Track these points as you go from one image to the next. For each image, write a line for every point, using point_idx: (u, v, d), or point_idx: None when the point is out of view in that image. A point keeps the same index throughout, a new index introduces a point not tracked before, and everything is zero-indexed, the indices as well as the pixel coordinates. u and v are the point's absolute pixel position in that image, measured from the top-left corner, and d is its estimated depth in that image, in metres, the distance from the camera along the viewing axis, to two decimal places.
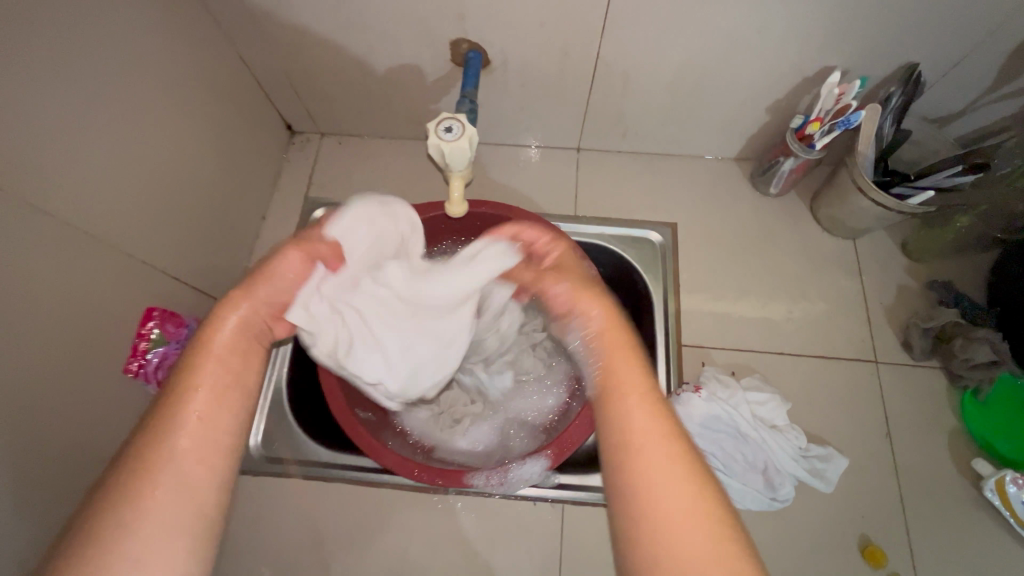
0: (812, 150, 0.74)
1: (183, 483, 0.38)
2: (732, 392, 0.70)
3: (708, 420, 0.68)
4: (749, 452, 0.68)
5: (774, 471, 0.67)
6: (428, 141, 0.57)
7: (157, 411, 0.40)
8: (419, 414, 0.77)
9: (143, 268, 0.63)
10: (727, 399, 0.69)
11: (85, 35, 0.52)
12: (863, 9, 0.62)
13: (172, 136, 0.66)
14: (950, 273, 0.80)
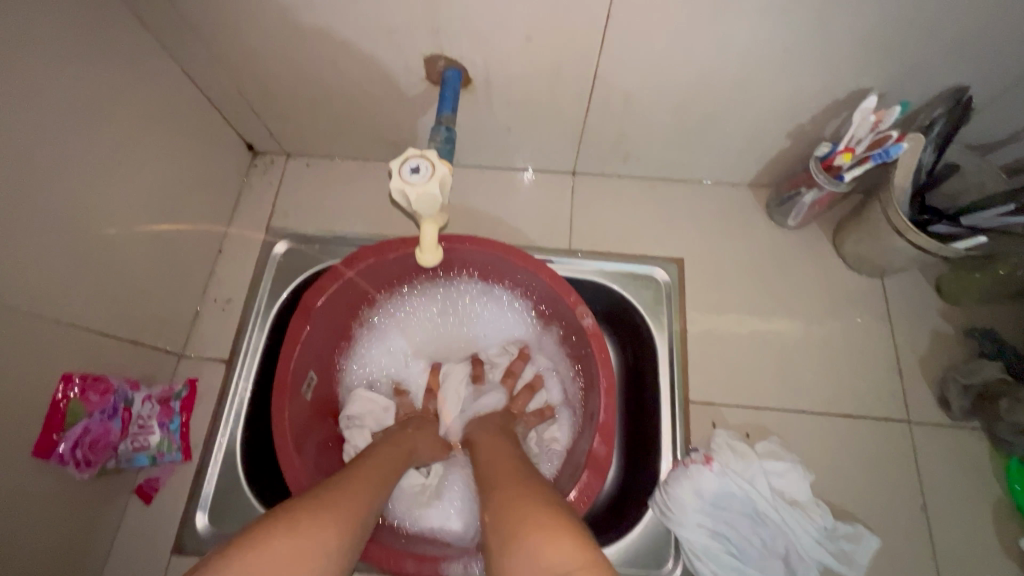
0: (840, 181, 0.64)
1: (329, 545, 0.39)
2: (747, 464, 0.61)
3: (719, 499, 0.60)
4: (768, 536, 0.59)
5: (796, 558, 0.59)
6: (390, 183, 0.47)
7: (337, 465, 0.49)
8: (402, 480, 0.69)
9: (61, 327, 0.53)
10: (742, 473, 0.61)
11: None
12: (913, 23, 0.52)
13: (100, 168, 0.56)
14: (990, 319, 0.71)
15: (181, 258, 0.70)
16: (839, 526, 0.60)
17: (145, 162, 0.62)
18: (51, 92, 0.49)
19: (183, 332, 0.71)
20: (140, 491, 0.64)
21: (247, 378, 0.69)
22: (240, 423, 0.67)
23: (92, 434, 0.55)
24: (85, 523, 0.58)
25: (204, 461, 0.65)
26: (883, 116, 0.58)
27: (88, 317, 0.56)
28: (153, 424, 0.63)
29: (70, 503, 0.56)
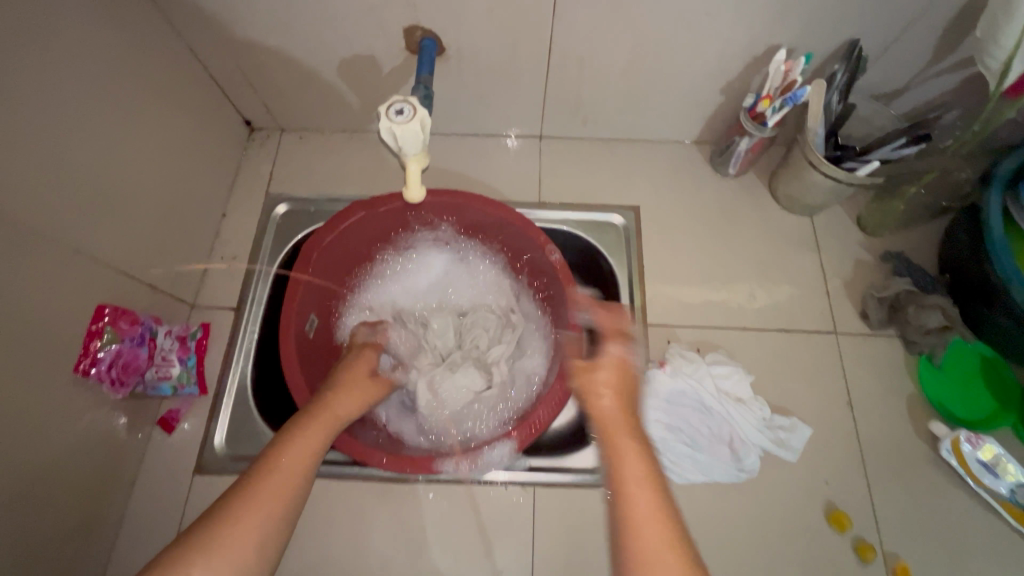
0: (765, 128, 0.75)
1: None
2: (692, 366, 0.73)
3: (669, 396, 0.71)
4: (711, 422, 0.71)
5: (739, 442, 0.70)
6: (379, 123, 0.57)
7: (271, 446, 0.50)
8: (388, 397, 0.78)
9: (94, 265, 0.61)
10: (693, 374, 0.72)
11: (23, 23, 0.51)
12: None
13: (122, 130, 0.64)
14: (903, 245, 0.83)
15: (189, 218, 0.78)
16: (776, 417, 0.72)
17: (156, 129, 0.70)
18: (78, 59, 0.57)
19: (194, 284, 0.79)
20: (162, 421, 0.72)
21: (255, 322, 0.78)
22: (250, 359, 0.76)
23: (123, 357, 0.63)
24: (115, 444, 0.65)
25: (219, 393, 0.74)
26: (791, 66, 0.69)
27: (113, 261, 0.64)
28: (173, 358, 0.70)
29: (102, 424, 0.63)
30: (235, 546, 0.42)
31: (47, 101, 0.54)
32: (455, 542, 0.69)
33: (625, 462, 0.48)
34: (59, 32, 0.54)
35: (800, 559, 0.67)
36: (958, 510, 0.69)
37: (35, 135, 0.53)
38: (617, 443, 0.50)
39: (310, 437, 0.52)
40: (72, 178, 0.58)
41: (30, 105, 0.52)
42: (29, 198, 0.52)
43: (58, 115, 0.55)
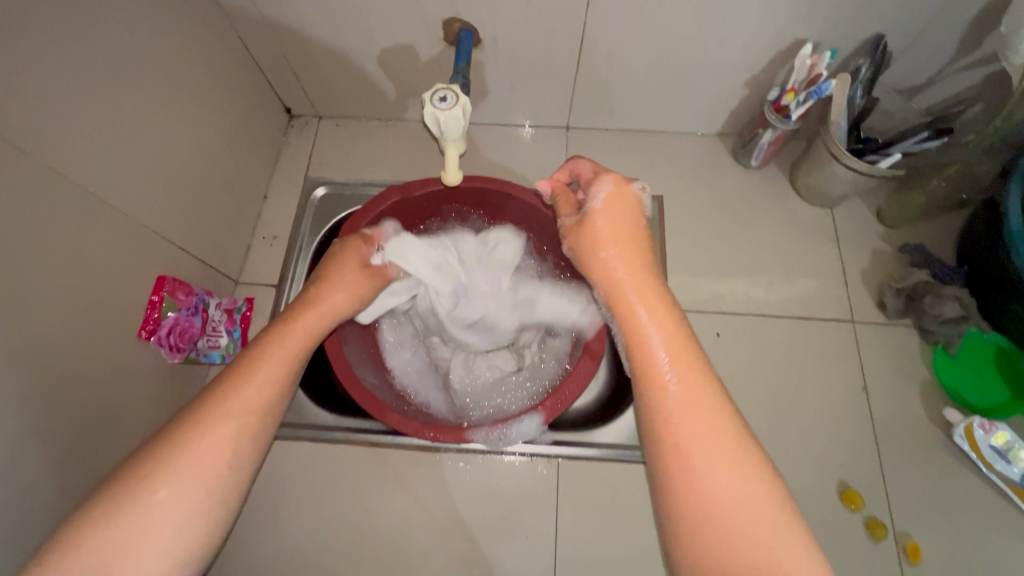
0: (789, 120, 0.78)
1: (180, 524, 0.39)
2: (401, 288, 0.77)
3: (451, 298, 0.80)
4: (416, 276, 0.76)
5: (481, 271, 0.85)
6: (424, 110, 0.60)
7: (187, 417, 0.42)
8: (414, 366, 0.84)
9: (154, 239, 0.66)
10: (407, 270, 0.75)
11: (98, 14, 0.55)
12: None
13: (179, 114, 0.69)
14: (922, 238, 0.84)
15: (235, 199, 0.83)
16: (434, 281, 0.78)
17: (207, 113, 0.74)
18: (142, 44, 0.61)
19: (238, 262, 0.84)
20: None
21: (295, 299, 0.82)
22: None
23: (179, 325, 0.67)
24: (168, 407, 0.70)
25: None
26: (817, 60, 0.71)
27: (170, 236, 0.69)
28: (221, 329, 0.74)
29: (158, 387, 0.68)
30: (210, 447, 0.41)
31: (115, 83, 0.58)
32: (482, 511, 0.73)
33: (671, 402, 0.44)
34: (125, 19, 0.58)
35: (812, 533, 0.70)
36: (970, 494, 0.71)
37: (103, 115, 0.57)
38: (626, 301, 0.51)
39: (257, 382, 0.46)
40: (137, 156, 0.62)
41: (100, 86, 0.56)
42: (98, 173, 0.57)
43: (124, 96, 0.59)
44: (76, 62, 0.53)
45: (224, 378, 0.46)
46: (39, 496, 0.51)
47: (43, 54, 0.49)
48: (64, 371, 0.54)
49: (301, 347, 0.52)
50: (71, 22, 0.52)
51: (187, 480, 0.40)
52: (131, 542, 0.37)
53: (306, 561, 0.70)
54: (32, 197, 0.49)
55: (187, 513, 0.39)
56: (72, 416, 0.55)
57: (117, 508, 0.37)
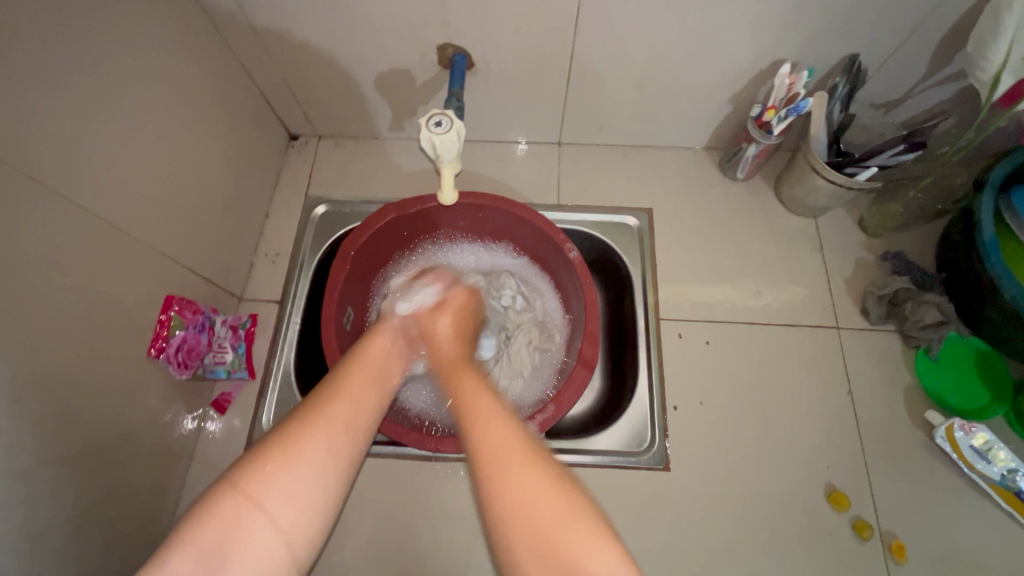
0: (771, 135, 0.81)
1: (294, 514, 0.41)
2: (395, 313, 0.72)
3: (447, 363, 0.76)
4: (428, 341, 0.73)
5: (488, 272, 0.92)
6: (420, 134, 0.64)
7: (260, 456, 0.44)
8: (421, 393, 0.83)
9: (161, 261, 0.68)
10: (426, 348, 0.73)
11: (115, 58, 0.58)
12: (800, 11, 0.70)
13: (186, 142, 0.72)
14: (903, 246, 0.87)
15: (238, 219, 0.85)
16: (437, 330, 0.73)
17: (211, 137, 0.77)
18: (147, 73, 0.63)
19: (242, 279, 0.87)
20: (215, 404, 0.79)
21: (297, 314, 0.85)
22: (293, 347, 0.83)
23: (188, 342, 0.72)
24: (176, 422, 0.73)
25: (265, 378, 0.81)
26: (795, 79, 0.75)
27: (176, 257, 0.72)
28: (227, 345, 0.78)
29: (168, 401, 0.71)
30: (316, 460, 0.44)
31: (117, 111, 0.59)
32: (479, 517, 0.75)
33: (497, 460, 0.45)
34: (127, 49, 0.60)
35: (801, 537, 0.72)
36: (952, 494, 0.73)
37: (107, 140, 0.59)
38: (497, 447, 0.46)
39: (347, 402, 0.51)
40: (140, 182, 0.64)
41: (104, 113, 0.58)
42: (100, 198, 0.59)
43: (127, 123, 0.61)
44: (77, 89, 0.54)
45: (321, 404, 0.49)
46: (55, 509, 0.54)
47: (42, 80, 0.51)
48: (77, 390, 0.56)
49: (379, 372, 0.57)
50: (70, 50, 0.53)
51: (297, 483, 0.42)
52: (240, 533, 0.39)
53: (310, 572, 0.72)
54: (30, 221, 0.50)
55: (295, 507, 0.42)
56: (86, 432, 0.58)
57: (223, 514, 0.40)
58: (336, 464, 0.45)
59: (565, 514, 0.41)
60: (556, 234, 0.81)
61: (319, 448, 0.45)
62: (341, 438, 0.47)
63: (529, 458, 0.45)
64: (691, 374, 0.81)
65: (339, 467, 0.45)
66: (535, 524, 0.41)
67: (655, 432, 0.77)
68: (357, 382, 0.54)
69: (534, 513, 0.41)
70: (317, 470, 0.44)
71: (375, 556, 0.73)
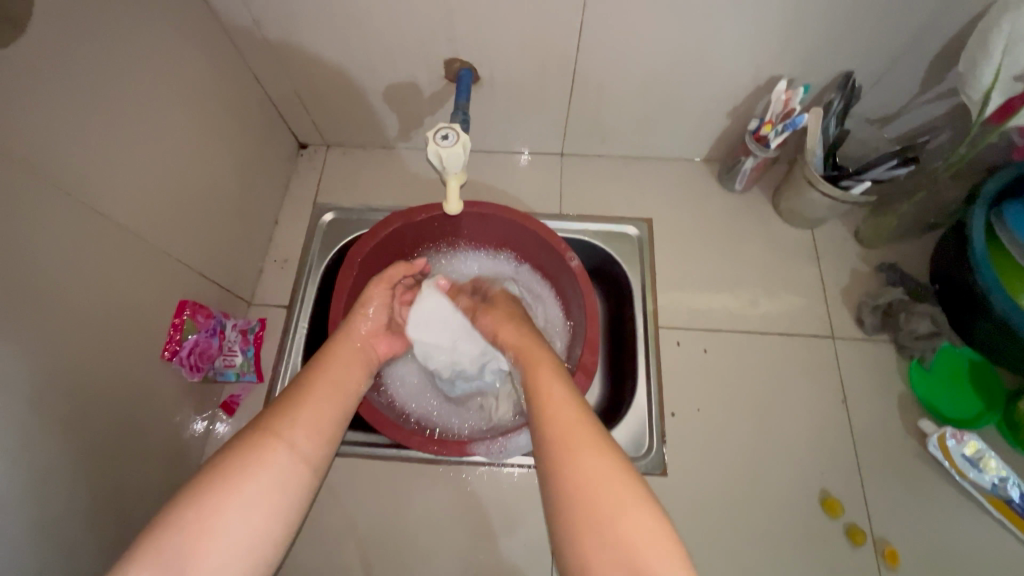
0: (768, 148, 0.83)
1: (252, 516, 0.45)
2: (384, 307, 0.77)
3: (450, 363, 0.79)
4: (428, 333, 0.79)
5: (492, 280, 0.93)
6: (427, 147, 0.66)
7: (239, 443, 0.49)
8: (424, 398, 0.85)
9: (174, 266, 0.71)
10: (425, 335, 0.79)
11: (134, 73, 0.61)
12: (794, 30, 0.72)
13: (200, 152, 0.74)
14: (897, 257, 0.89)
15: (249, 225, 0.88)
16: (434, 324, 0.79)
17: (224, 147, 0.80)
18: (162, 86, 0.66)
19: (251, 284, 0.89)
20: (224, 405, 0.81)
21: (304, 319, 0.87)
22: (300, 351, 0.85)
23: (200, 346, 0.74)
24: (186, 422, 0.75)
25: (273, 381, 0.83)
26: (791, 95, 0.77)
27: (189, 263, 0.74)
28: (236, 349, 0.80)
29: (178, 402, 0.73)
30: (281, 458, 0.49)
31: (132, 121, 0.62)
32: (480, 520, 0.77)
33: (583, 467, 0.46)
34: (143, 63, 0.63)
35: (795, 541, 0.73)
36: (943, 501, 0.75)
37: (123, 149, 0.61)
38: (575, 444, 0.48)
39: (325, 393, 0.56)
40: (154, 190, 0.66)
41: (120, 124, 0.60)
42: (117, 206, 0.61)
43: (142, 133, 0.63)
44: (95, 102, 0.56)
45: (285, 410, 0.52)
46: (71, 506, 0.56)
47: (62, 93, 0.53)
48: (93, 390, 0.59)
49: (348, 376, 0.61)
50: (89, 64, 0.55)
51: (260, 484, 0.46)
52: (207, 529, 0.43)
53: (314, 570, 0.74)
54: (49, 228, 0.52)
55: (257, 506, 0.45)
56: (101, 429, 0.60)
57: (189, 513, 0.43)
58: (298, 467, 0.49)
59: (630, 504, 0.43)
60: (558, 242, 0.83)
61: (281, 453, 0.49)
62: (302, 442, 0.51)
63: (597, 444, 0.47)
64: (688, 381, 0.83)
65: (300, 470, 0.49)
66: (602, 512, 0.43)
67: (653, 438, 0.79)
68: (327, 383, 0.58)
69: (596, 495, 0.44)
70: (278, 473, 0.48)
71: (378, 555, 0.75)
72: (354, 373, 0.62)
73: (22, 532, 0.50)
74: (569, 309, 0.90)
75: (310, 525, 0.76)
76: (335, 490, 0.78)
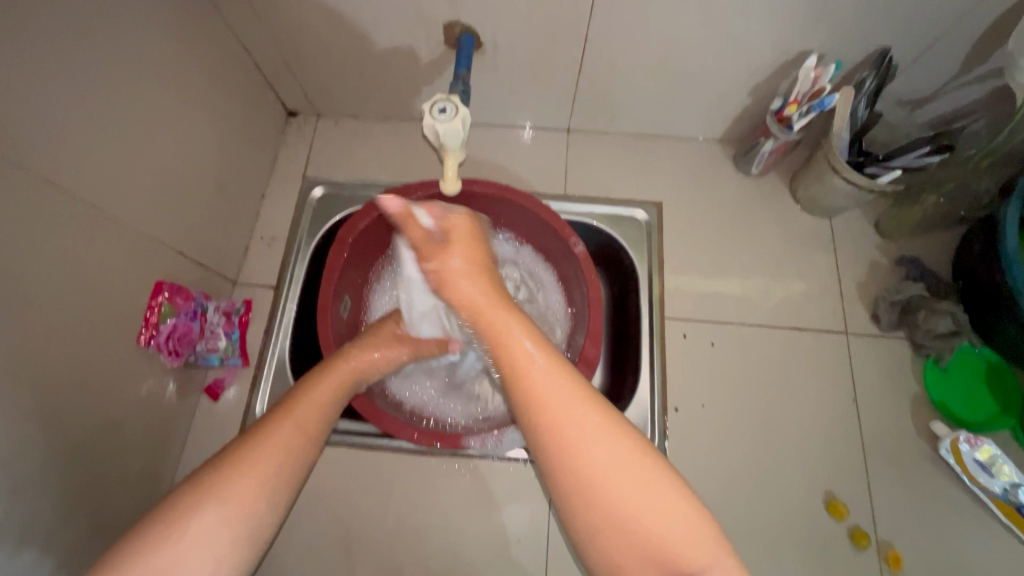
0: (791, 131, 0.77)
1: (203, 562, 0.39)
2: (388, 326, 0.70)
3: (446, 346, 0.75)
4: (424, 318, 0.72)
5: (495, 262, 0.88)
6: (424, 121, 0.60)
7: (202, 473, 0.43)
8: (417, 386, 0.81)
9: (152, 245, 0.66)
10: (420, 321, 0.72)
11: (102, 32, 0.55)
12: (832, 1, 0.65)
13: (177, 121, 0.68)
14: (918, 250, 0.85)
15: (234, 200, 0.82)
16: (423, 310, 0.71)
17: (205, 115, 0.73)
18: (134, 48, 0.59)
19: (236, 263, 0.84)
20: (208, 390, 0.78)
21: (292, 301, 0.83)
22: (288, 335, 0.81)
23: (179, 330, 0.69)
24: (167, 410, 0.72)
25: (259, 365, 0.79)
26: (821, 73, 0.71)
27: (169, 242, 0.69)
28: (220, 332, 0.76)
29: (158, 388, 0.69)
30: (247, 494, 0.43)
31: (102, 87, 0.56)
32: (474, 514, 0.74)
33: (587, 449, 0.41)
34: (112, 20, 0.56)
35: (797, 543, 0.71)
36: (951, 506, 0.73)
37: (92, 118, 0.55)
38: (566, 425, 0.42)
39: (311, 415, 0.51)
40: (128, 163, 0.61)
41: (88, 89, 0.54)
42: (86, 181, 0.56)
43: (114, 100, 0.57)
44: (59, 64, 0.50)
45: (245, 450, 0.45)
46: (43, 503, 0.53)
47: (19, 54, 0.47)
48: (64, 381, 0.55)
49: (320, 409, 0.52)
50: (49, 20, 0.49)
51: (218, 527, 0.41)
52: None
53: (301, 561, 0.72)
54: (11, 207, 0.47)
55: (212, 561, 0.40)
56: (74, 420, 0.56)
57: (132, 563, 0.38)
58: (264, 507, 0.44)
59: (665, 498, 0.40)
60: (563, 226, 0.78)
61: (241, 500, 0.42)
62: (264, 485, 0.44)
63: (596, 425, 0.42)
64: (694, 375, 0.79)
65: (259, 519, 0.43)
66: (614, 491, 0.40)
67: (655, 433, 0.76)
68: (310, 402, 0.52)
69: (610, 486, 0.40)
70: (234, 521, 0.41)
71: (367, 546, 0.73)
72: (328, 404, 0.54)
73: None
74: (572, 296, 0.85)
75: (298, 515, 0.74)
76: (324, 479, 0.75)
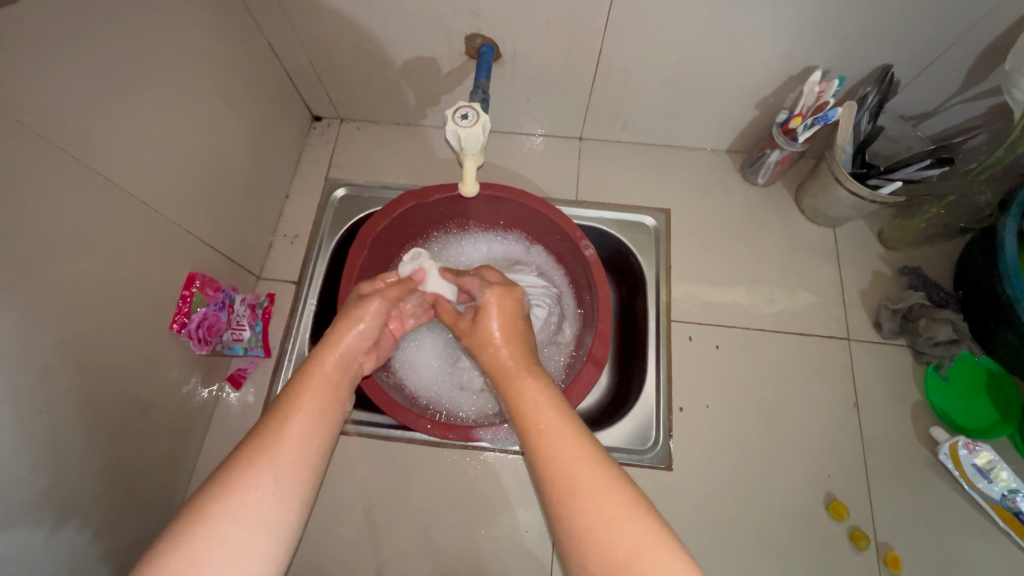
0: (796, 142, 0.80)
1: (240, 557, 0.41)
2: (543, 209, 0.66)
3: None
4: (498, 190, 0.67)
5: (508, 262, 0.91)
6: (446, 126, 0.64)
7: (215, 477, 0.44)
8: (429, 380, 0.84)
9: (185, 238, 0.70)
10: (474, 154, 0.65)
11: (146, 41, 0.59)
12: (833, 21, 0.69)
13: (211, 123, 0.72)
14: (919, 261, 0.87)
15: (260, 198, 0.87)
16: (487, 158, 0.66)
17: (237, 118, 0.78)
18: (174, 55, 0.64)
19: (261, 258, 0.88)
20: (231, 378, 0.81)
21: (313, 296, 0.86)
22: (308, 329, 0.84)
23: (208, 319, 0.73)
24: (194, 395, 0.75)
25: (281, 356, 0.83)
26: (825, 88, 0.74)
27: (200, 236, 0.73)
28: (244, 323, 0.80)
29: (187, 374, 0.73)
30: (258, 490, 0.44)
31: (146, 90, 0.60)
32: (484, 505, 0.77)
33: (582, 481, 0.45)
34: (155, 28, 0.60)
35: (796, 541, 0.73)
36: (949, 510, 0.74)
37: (134, 118, 0.59)
38: (570, 456, 0.47)
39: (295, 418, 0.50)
40: (166, 161, 0.65)
41: (132, 90, 0.58)
42: (129, 176, 0.60)
43: (154, 101, 0.62)
44: (105, 66, 0.54)
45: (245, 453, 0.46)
46: (80, 475, 0.57)
47: (70, 56, 0.51)
48: (103, 360, 0.58)
49: (332, 395, 0.55)
50: (98, 27, 0.53)
51: (242, 523, 0.42)
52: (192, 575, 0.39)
53: (317, 544, 0.75)
54: (64, 198, 0.52)
55: (242, 558, 0.41)
56: (111, 398, 0.60)
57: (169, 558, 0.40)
58: (280, 503, 0.45)
59: (665, 561, 0.40)
60: (574, 228, 0.81)
61: (261, 491, 0.44)
62: (275, 497, 0.45)
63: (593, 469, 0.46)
64: (698, 376, 0.82)
65: (288, 510, 0.45)
66: (597, 540, 0.42)
67: (659, 431, 0.78)
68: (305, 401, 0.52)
69: (601, 525, 0.42)
70: (257, 517, 0.43)
71: (380, 532, 0.76)
72: (339, 387, 0.56)
73: (29, 498, 0.51)
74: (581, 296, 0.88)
75: None
76: (340, 467, 0.78)
